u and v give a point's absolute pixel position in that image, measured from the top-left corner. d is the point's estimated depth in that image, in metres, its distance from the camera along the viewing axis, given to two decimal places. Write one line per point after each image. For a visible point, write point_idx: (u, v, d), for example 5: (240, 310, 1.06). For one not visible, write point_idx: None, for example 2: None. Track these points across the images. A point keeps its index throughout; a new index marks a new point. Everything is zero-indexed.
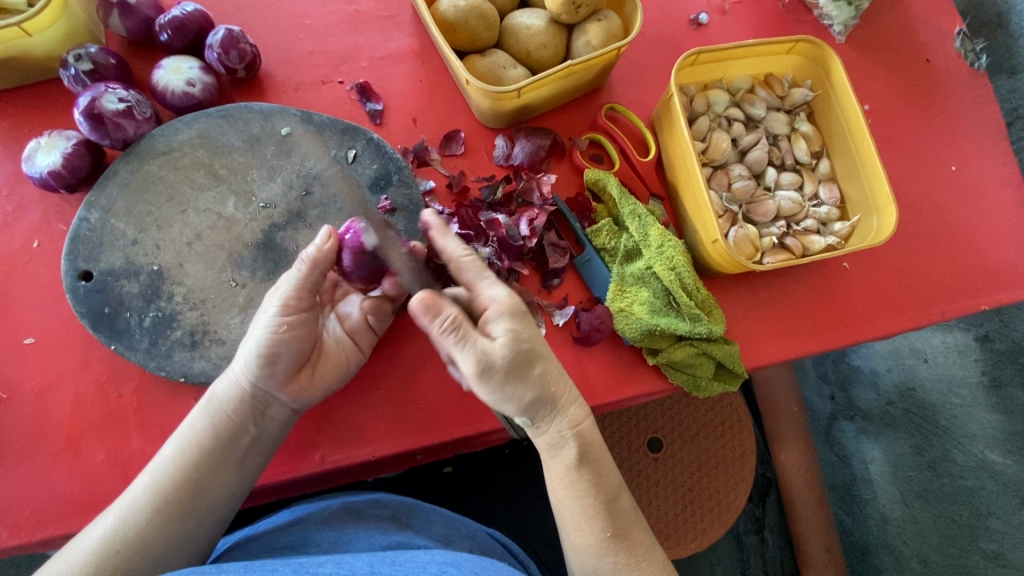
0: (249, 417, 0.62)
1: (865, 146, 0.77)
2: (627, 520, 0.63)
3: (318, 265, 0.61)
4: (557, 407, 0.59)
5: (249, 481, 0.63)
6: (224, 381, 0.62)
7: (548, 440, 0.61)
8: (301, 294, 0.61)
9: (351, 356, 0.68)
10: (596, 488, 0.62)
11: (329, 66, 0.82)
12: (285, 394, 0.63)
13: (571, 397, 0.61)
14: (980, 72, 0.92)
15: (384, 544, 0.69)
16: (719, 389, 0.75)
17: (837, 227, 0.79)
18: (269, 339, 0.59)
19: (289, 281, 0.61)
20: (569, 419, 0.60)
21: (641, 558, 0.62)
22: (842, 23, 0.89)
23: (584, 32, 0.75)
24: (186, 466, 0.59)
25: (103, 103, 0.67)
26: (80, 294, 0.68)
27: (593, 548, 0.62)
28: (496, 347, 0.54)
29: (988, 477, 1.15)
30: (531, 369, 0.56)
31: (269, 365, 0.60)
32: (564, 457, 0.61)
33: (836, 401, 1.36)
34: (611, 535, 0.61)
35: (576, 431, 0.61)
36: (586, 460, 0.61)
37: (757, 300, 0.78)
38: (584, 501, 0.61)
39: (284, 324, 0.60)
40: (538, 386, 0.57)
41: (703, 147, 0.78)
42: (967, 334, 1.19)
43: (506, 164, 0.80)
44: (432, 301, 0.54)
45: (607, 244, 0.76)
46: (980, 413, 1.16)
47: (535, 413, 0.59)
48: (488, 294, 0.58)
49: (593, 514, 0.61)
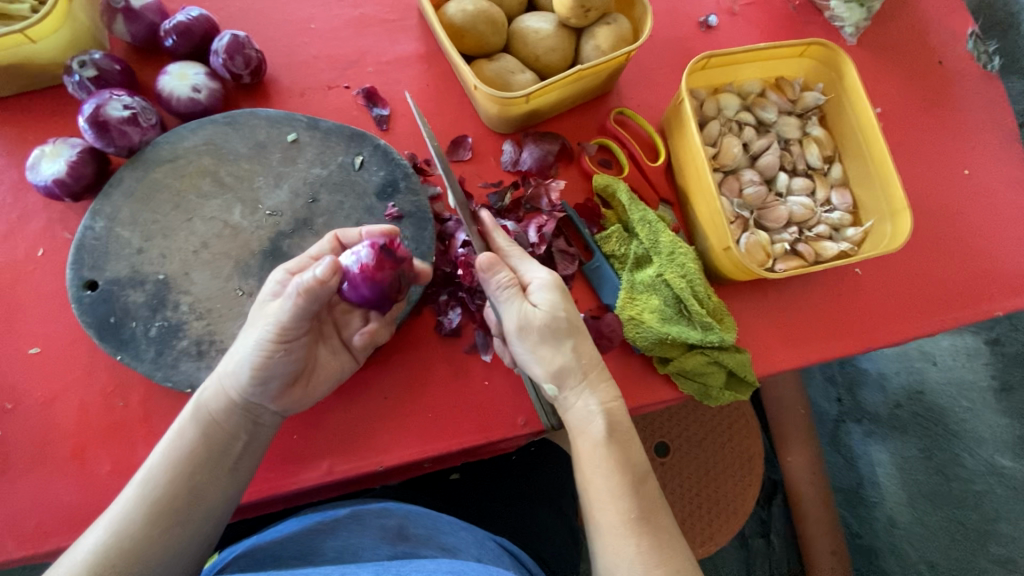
0: (240, 423, 0.62)
1: (879, 150, 0.76)
2: (652, 505, 0.60)
3: (313, 294, 0.57)
4: (587, 378, 0.61)
5: (243, 484, 0.63)
6: (212, 389, 0.61)
7: (577, 414, 0.61)
8: (296, 321, 0.58)
9: (346, 366, 0.69)
10: (623, 467, 0.59)
11: (335, 70, 0.81)
12: (277, 404, 0.63)
13: (603, 375, 0.62)
14: (993, 74, 0.91)
15: (390, 555, 0.70)
16: (730, 398, 0.73)
17: (850, 233, 0.78)
18: (263, 359, 0.59)
19: (282, 309, 0.57)
20: (599, 396, 0.61)
21: (664, 544, 0.58)
22: (853, 25, 0.88)
23: (593, 36, 0.74)
24: (177, 473, 0.58)
25: (108, 110, 0.66)
26: (85, 304, 0.67)
27: (615, 532, 0.58)
28: (536, 312, 0.60)
29: (996, 481, 1.17)
30: (564, 339, 0.61)
31: (261, 383, 0.60)
32: (593, 431, 0.60)
33: (843, 403, 1.33)
34: (635, 516, 0.58)
35: (606, 409, 0.61)
36: (615, 437, 0.60)
37: (768, 306, 0.78)
38: (613, 478, 0.59)
39: (278, 347, 0.59)
40: (571, 354, 0.61)
41: (714, 152, 0.77)
42: (977, 338, 1.22)
43: (514, 169, 0.79)
44: (494, 261, 0.61)
45: (617, 250, 0.75)
46: (990, 416, 1.19)
47: (564, 379, 0.61)
48: (530, 268, 0.63)
49: (619, 492, 0.58)
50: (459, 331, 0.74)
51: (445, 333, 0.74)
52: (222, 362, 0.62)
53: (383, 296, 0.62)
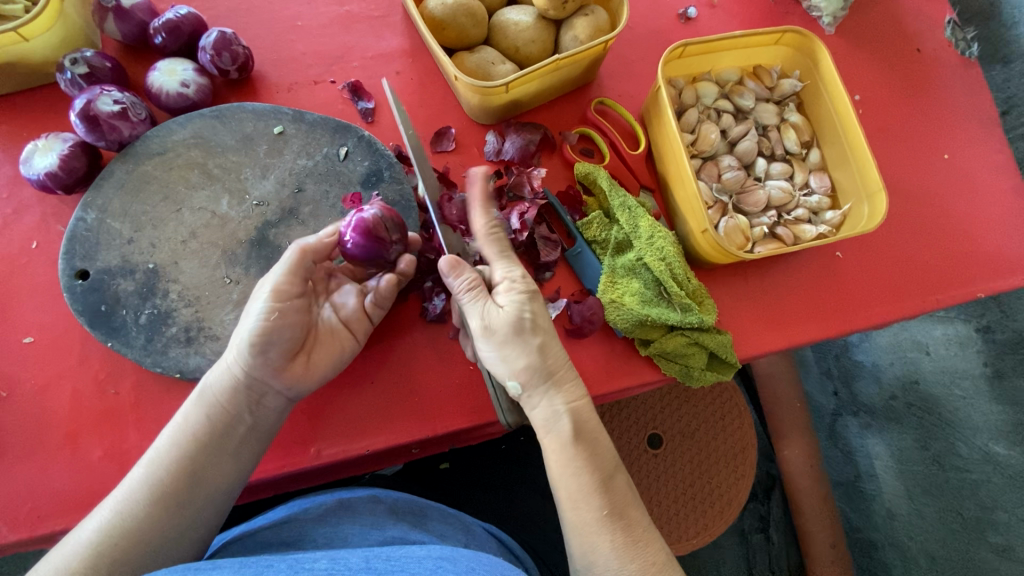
0: (244, 406, 0.62)
1: (855, 134, 0.77)
2: (624, 500, 0.61)
3: (310, 252, 0.65)
4: (552, 379, 0.61)
5: (245, 471, 0.63)
6: (217, 371, 0.63)
7: (541, 414, 0.61)
8: (291, 280, 0.63)
9: (346, 343, 0.69)
10: (591, 465, 0.60)
11: (321, 66, 0.83)
12: (280, 382, 0.64)
13: (568, 374, 0.62)
14: (971, 60, 0.92)
15: (380, 539, 0.69)
16: (712, 378, 0.75)
17: (828, 217, 0.79)
18: (261, 325, 0.61)
19: (278, 269, 0.63)
20: (563, 395, 0.61)
21: (637, 539, 0.59)
22: (831, 14, 0.89)
23: (571, 27, 0.76)
24: (182, 456, 0.60)
25: (98, 105, 0.68)
26: (77, 292, 0.69)
27: (588, 530, 0.59)
28: (499, 311, 0.60)
29: (993, 470, 1.13)
30: (530, 339, 0.60)
31: (261, 352, 0.61)
32: (558, 430, 0.61)
33: (840, 395, 1.34)
34: (607, 513, 0.59)
35: (571, 407, 0.61)
36: (583, 437, 0.61)
37: (749, 290, 0.79)
38: (582, 477, 0.60)
39: (273, 310, 0.61)
40: (538, 354, 0.60)
41: (692, 138, 0.79)
42: (968, 325, 1.16)
43: (497, 159, 0.81)
44: (458, 263, 0.62)
45: (598, 236, 0.76)
46: (984, 405, 1.14)
47: (528, 380, 0.61)
48: (499, 268, 0.62)
49: (590, 490, 0.59)
50: (443, 317, 0.75)
51: (430, 319, 0.75)
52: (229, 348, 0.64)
53: (375, 250, 0.65)
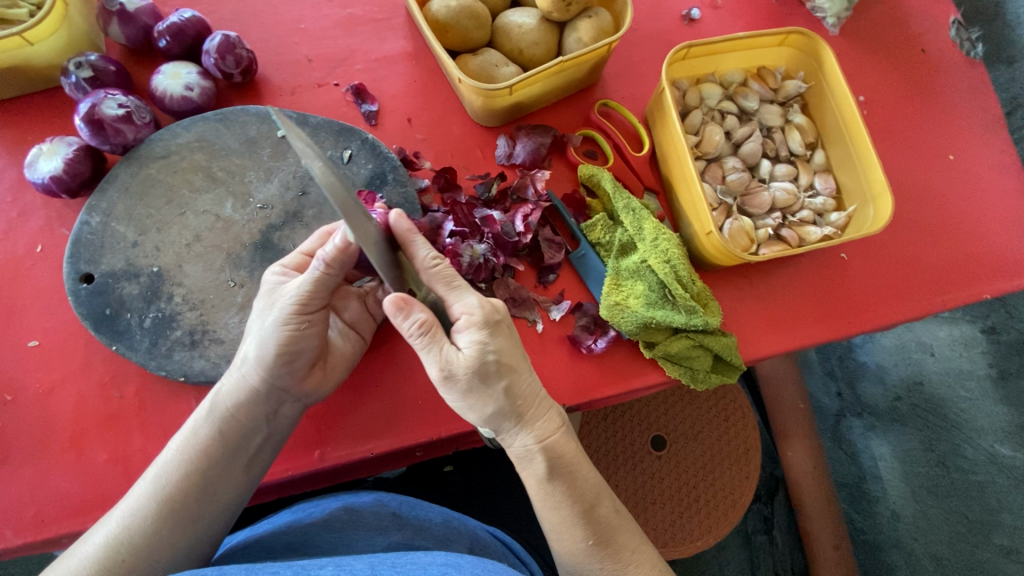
0: (261, 416, 0.63)
1: (860, 136, 0.77)
2: (610, 526, 0.63)
3: (335, 264, 0.60)
4: (523, 419, 0.59)
5: (255, 480, 0.64)
6: (231, 381, 0.62)
7: (517, 452, 0.61)
8: (318, 292, 0.60)
9: (356, 346, 0.71)
10: (572, 498, 0.61)
11: (325, 69, 0.83)
12: (297, 392, 0.64)
13: (540, 409, 0.61)
14: (976, 60, 0.92)
15: (385, 545, 0.70)
16: (717, 381, 0.75)
17: (833, 218, 0.79)
18: (288, 335, 0.60)
19: (304, 281, 0.60)
20: (537, 433, 0.60)
21: (626, 562, 0.62)
22: (835, 14, 0.89)
23: (574, 29, 0.76)
24: (191, 469, 0.59)
25: (102, 109, 0.68)
26: (81, 296, 0.69)
27: (576, 559, 0.62)
28: (460, 356, 0.56)
29: (997, 471, 1.16)
30: (494, 382, 0.57)
31: (287, 362, 0.61)
32: (534, 470, 0.61)
33: (844, 397, 1.29)
34: (592, 543, 0.62)
35: (543, 444, 0.60)
36: (558, 472, 0.61)
37: (754, 292, 0.78)
38: (563, 512, 0.61)
39: (300, 322, 0.60)
40: (503, 396, 0.58)
41: (696, 140, 0.79)
42: (973, 326, 1.19)
43: (509, 163, 0.81)
44: (405, 300, 0.55)
45: (602, 238, 0.76)
46: (989, 406, 1.17)
47: (500, 423, 0.59)
48: (456, 304, 0.58)
49: (572, 523, 0.61)
50: None
51: None
52: (239, 354, 0.63)
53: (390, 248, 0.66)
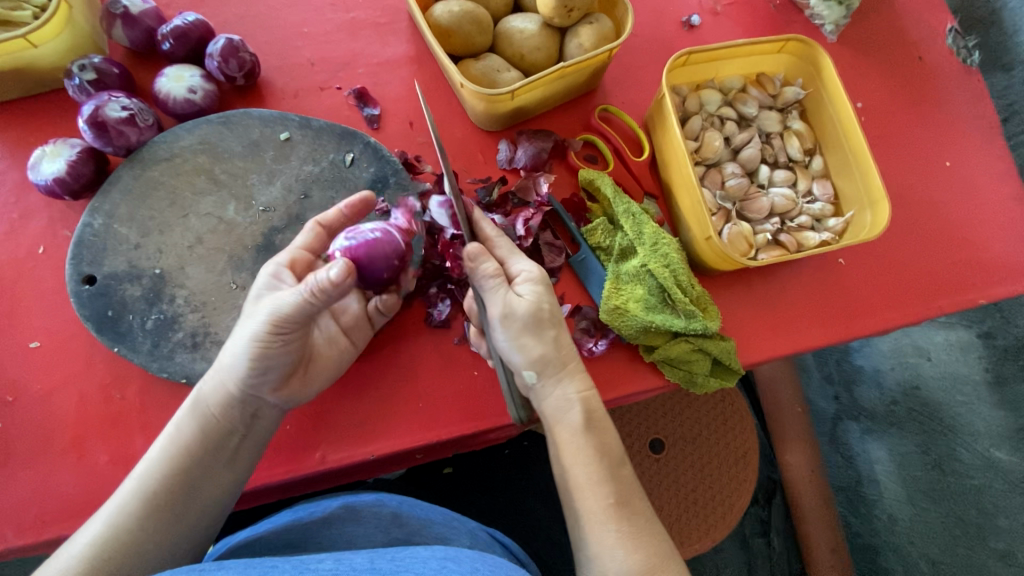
0: (239, 421, 0.63)
1: (857, 142, 0.78)
2: (630, 489, 0.62)
3: (323, 294, 0.58)
4: (565, 368, 0.63)
5: (239, 481, 0.64)
6: (212, 384, 0.62)
7: (554, 403, 0.63)
8: (296, 315, 0.59)
9: (345, 352, 0.70)
10: (601, 453, 0.62)
11: (327, 73, 0.83)
12: (276, 398, 0.65)
13: (577, 365, 0.65)
14: (972, 68, 0.93)
15: (385, 542, 0.70)
16: (717, 385, 0.75)
17: (831, 224, 0.79)
18: (261, 350, 0.59)
19: (284, 302, 0.58)
20: (575, 384, 0.63)
21: (642, 526, 0.60)
22: (833, 22, 0.90)
23: (576, 35, 0.76)
24: (172, 469, 0.60)
25: (107, 111, 0.69)
26: (84, 298, 0.69)
27: (597, 518, 0.60)
28: (521, 300, 0.61)
29: (995, 475, 1.11)
30: (547, 328, 0.62)
31: (260, 373, 0.61)
32: (570, 419, 0.62)
33: (841, 401, 1.34)
34: (614, 501, 0.60)
35: (581, 396, 0.63)
36: (592, 425, 0.62)
37: (753, 296, 0.79)
38: (592, 464, 0.61)
39: (275, 339, 0.60)
40: (552, 344, 0.62)
41: (696, 145, 0.80)
42: (970, 331, 1.15)
43: (510, 167, 0.81)
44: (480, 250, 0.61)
45: (602, 242, 0.76)
46: (986, 411, 1.12)
47: (542, 369, 0.62)
48: (517, 261, 0.63)
49: (600, 479, 0.60)
50: (449, 322, 0.76)
51: (434, 324, 0.75)
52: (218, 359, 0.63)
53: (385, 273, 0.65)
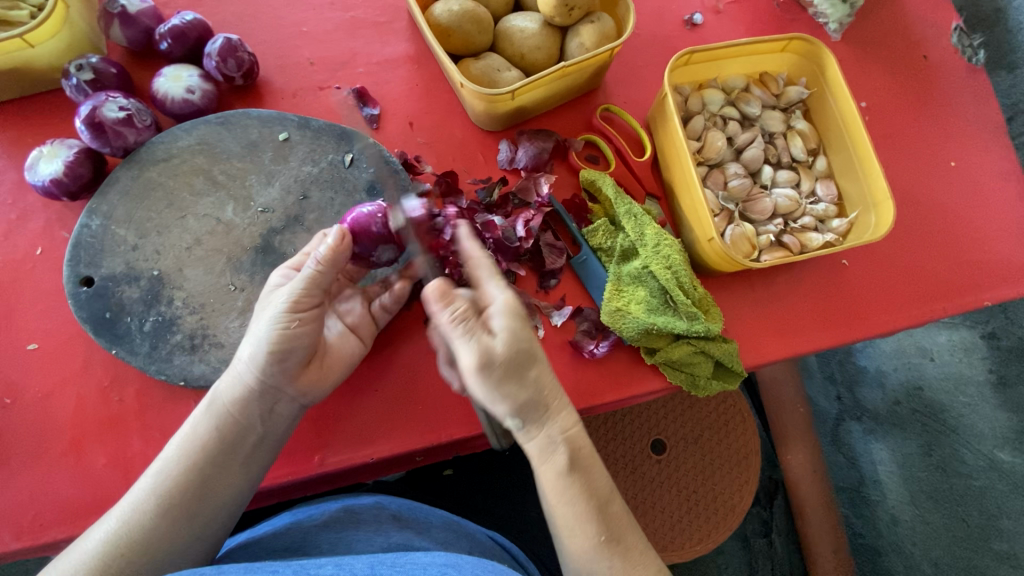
0: (256, 416, 0.62)
1: (862, 142, 0.77)
2: (621, 524, 0.61)
3: (329, 264, 0.62)
4: (548, 409, 0.59)
5: (254, 481, 0.63)
6: (228, 380, 0.62)
7: (537, 448, 0.60)
8: (309, 291, 0.61)
9: (356, 348, 0.70)
10: (589, 493, 0.60)
11: (326, 72, 0.83)
12: (293, 389, 0.64)
13: (561, 401, 0.61)
14: (978, 67, 0.92)
15: (384, 546, 0.68)
16: (719, 388, 0.74)
17: (835, 224, 0.79)
18: (280, 335, 0.60)
19: (298, 281, 0.61)
20: (559, 424, 0.60)
21: (636, 564, 0.60)
22: (837, 20, 0.89)
23: (577, 34, 0.75)
24: (189, 468, 0.59)
25: (103, 112, 0.68)
26: (82, 299, 0.69)
27: (587, 556, 0.60)
28: (495, 342, 0.56)
29: (997, 477, 1.16)
30: (526, 368, 0.58)
31: (279, 361, 0.61)
32: (555, 463, 0.60)
33: (844, 401, 1.27)
34: (605, 540, 0.60)
35: (566, 436, 0.60)
36: (578, 466, 0.60)
37: (755, 298, 0.78)
38: (579, 507, 0.60)
39: (292, 320, 0.61)
40: (533, 383, 0.58)
41: (698, 146, 0.79)
42: (973, 332, 1.20)
43: (510, 167, 0.80)
44: (446, 290, 0.58)
45: (604, 244, 0.76)
46: (989, 411, 1.18)
47: (524, 416, 0.59)
48: (490, 293, 0.60)
49: (588, 520, 0.60)
50: None
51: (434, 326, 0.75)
52: (235, 356, 0.63)
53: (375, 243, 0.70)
